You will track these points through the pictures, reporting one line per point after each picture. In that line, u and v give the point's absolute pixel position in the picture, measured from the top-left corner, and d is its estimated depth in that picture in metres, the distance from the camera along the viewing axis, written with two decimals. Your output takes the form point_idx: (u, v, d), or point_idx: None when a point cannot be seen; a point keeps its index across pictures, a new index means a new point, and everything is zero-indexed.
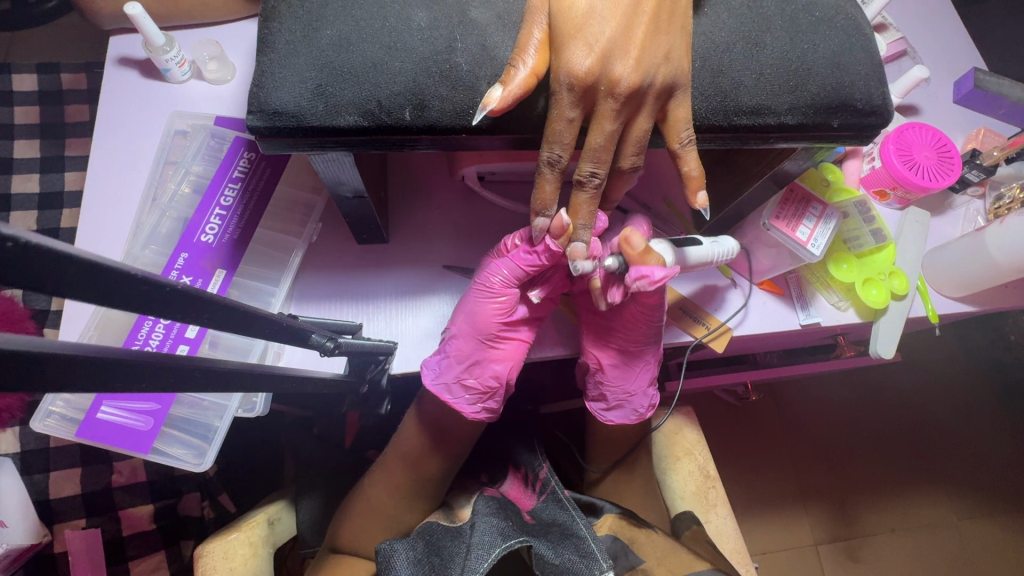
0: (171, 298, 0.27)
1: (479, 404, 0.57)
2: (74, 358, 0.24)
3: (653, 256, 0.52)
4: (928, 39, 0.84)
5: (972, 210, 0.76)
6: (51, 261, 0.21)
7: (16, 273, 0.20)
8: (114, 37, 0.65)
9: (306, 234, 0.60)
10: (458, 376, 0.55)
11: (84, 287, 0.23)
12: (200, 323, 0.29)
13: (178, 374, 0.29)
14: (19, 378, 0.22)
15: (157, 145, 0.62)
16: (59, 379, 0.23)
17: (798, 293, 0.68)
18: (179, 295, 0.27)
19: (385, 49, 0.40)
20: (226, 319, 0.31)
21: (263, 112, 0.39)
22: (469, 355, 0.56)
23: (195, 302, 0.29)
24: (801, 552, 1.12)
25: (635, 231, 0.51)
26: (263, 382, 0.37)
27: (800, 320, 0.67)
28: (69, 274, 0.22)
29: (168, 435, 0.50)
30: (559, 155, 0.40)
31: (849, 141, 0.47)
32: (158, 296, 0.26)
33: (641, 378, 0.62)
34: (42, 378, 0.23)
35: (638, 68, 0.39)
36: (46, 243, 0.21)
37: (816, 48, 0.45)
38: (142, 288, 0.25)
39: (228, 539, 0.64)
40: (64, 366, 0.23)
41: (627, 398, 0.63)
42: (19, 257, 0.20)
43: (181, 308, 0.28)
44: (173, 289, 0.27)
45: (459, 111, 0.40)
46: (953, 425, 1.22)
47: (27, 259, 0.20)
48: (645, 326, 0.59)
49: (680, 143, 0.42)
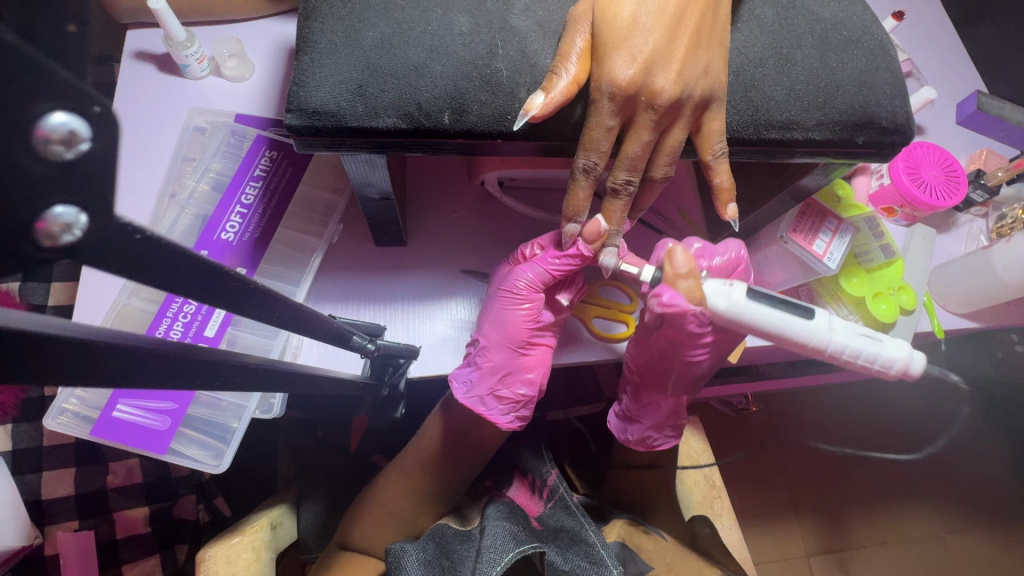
0: (252, 297, 0.26)
1: (512, 413, 0.56)
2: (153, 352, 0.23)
3: (685, 284, 0.50)
4: (935, 61, 0.86)
5: (974, 229, 0.78)
6: (165, 255, 0.21)
7: (137, 265, 0.20)
8: (132, 31, 0.65)
9: (328, 234, 0.59)
10: (492, 387, 0.55)
11: (191, 283, 0.23)
12: (271, 323, 0.29)
13: (238, 369, 0.29)
14: (105, 366, 0.22)
15: (174, 142, 0.62)
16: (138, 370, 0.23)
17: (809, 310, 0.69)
18: (259, 294, 0.27)
19: (427, 53, 0.40)
20: (290, 319, 0.31)
21: (302, 111, 0.38)
22: (501, 365, 0.55)
23: (269, 301, 0.28)
24: (793, 564, 1.13)
25: (680, 250, 0.50)
26: (298, 380, 0.37)
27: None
28: (178, 270, 0.22)
29: (185, 436, 0.49)
30: (595, 163, 0.40)
31: (872, 158, 0.48)
32: (243, 293, 0.26)
33: (652, 415, 0.63)
34: (125, 370, 0.22)
35: (678, 81, 0.39)
36: (166, 239, 0.20)
37: (844, 66, 0.46)
38: (233, 285, 0.25)
39: (232, 543, 0.62)
40: (146, 357, 0.23)
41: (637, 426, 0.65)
42: (144, 249, 0.20)
43: (260, 306, 0.28)
44: (258, 288, 0.27)
45: (498, 117, 0.40)
46: (943, 439, 1.24)
47: (149, 250, 0.20)
48: (664, 366, 0.59)
49: (713, 154, 0.42)
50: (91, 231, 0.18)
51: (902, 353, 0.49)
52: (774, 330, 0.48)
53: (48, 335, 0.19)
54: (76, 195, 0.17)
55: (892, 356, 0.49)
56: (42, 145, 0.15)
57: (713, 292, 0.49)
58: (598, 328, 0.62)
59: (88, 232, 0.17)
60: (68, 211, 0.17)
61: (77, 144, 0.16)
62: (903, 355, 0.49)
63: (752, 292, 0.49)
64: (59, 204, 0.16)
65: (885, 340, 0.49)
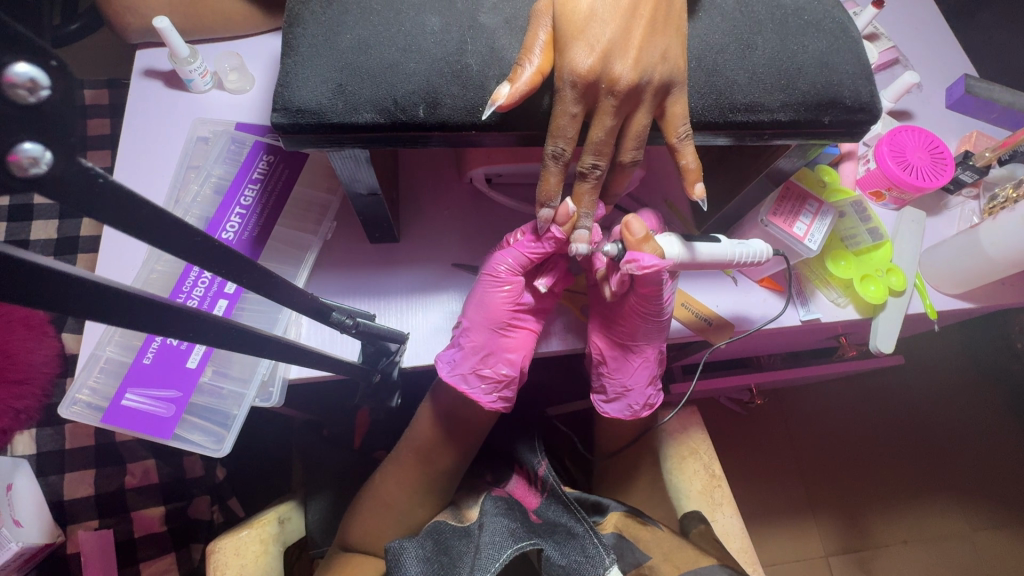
0: (216, 254, 0.31)
1: (495, 393, 0.58)
2: (134, 296, 0.27)
3: (651, 244, 0.52)
4: (921, 47, 0.87)
5: (967, 210, 0.77)
6: (128, 201, 0.25)
7: (102, 206, 0.24)
8: (141, 50, 0.69)
9: (322, 232, 0.62)
10: (474, 366, 0.57)
11: (157, 232, 0.27)
12: (238, 283, 0.34)
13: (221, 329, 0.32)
14: (102, 305, 0.26)
15: (179, 151, 0.66)
16: (127, 310, 0.27)
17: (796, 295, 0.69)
18: (223, 251, 0.32)
19: (401, 52, 0.43)
20: (260, 283, 0.36)
21: (287, 110, 0.41)
22: (483, 345, 0.57)
23: (235, 260, 0.33)
24: (813, 564, 1.11)
25: (636, 218, 0.52)
26: (291, 355, 0.40)
27: (802, 317, 0.68)
28: (145, 218, 0.26)
29: (189, 422, 0.52)
30: (563, 149, 0.43)
31: (840, 138, 0.49)
32: (206, 249, 0.31)
33: (642, 374, 0.62)
34: (117, 310, 0.26)
35: (636, 68, 0.41)
36: (127, 187, 0.25)
37: (805, 48, 0.47)
38: (198, 241, 0.30)
39: (240, 536, 0.65)
40: (130, 304, 0.27)
41: (634, 390, 0.62)
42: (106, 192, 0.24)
43: (226, 263, 0.32)
44: (222, 246, 0.31)
45: (470, 109, 0.42)
46: (960, 433, 1.21)
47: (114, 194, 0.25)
48: (645, 321, 0.59)
49: (678, 137, 0.44)
50: (56, 168, 0.22)
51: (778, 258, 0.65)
52: (707, 257, 0.56)
53: (53, 269, 0.23)
54: (47, 138, 0.21)
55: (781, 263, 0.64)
56: (10, 88, 0.19)
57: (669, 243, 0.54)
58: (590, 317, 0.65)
59: (55, 168, 0.22)
60: (35, 147, 0.21)
61: (38, 90, 0.20)
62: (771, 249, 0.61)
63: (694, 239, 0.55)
64: (27, 139, 0.21)
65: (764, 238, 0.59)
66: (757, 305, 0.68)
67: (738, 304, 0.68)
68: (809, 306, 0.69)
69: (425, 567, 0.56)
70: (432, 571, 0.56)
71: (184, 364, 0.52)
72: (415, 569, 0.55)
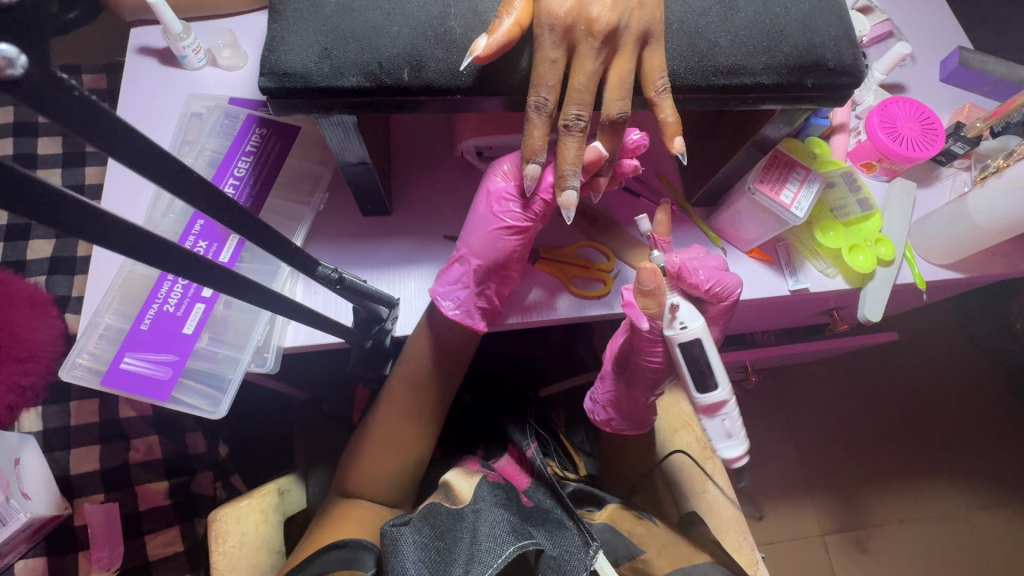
0: (192, 184, 0.33)
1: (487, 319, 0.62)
2: (135, 226, 0.28)
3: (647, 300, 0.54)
4: (915, 20, 0.87)
5: (958, 181, 0.77)
6: (107, 122, 0.27)
7: (79, 123, 0.26)
8: (136, 28, 0.70)
9: (315, 203, 0.63)
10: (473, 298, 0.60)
11: (134, 153, 0.29)
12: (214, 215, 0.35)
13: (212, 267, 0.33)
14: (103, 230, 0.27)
15: (174, 126, 0.67)
16: (128, 237, 0.28)
17: (728, 425, 0.54)
18: (198, 182, 0.33)
19: (385, 14, 0.43)
20: (238, 221, 0.37)
21: (274, 73, 0.42)
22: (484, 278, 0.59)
23: (210, 196, 0.34)
24: (808, 542, 1.13)
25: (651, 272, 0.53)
26: (281, 306, 0.41)
27: (716, 446, 0.55)
28: (120, 139, 0.28)
29: (186, 386, 0.53)
30: (546, 98, 0.43)
31: (823, 101, 0.50)
32: (181, 178, 0.32)
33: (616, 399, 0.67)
34: (116, 236, 0.27)
35: (614, 9, 0.42)
36: (104, 105, 0.27)
37: (787, 11, 0.48)
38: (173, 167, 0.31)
39: (241, 505, 0.67)
40: (127, 233, 0.28)
41: (601, 406, 0.70)
42: (83, 108, 0.26)
43: (202, 197, 0.34)
44: (197, 178, 0.33)
45: (453, 72, 0.43)
46: (956, 412, 1.22)
47: (90, 113, 0.26)
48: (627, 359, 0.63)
49: (656, 91, 0.45)
50: (35, 75, 0.24)
51: (725, 391, 0.54)
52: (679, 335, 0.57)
53: (53, 188, 0.24)
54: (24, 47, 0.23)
55: (704, 389, 0.54)
56: None
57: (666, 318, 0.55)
58: (578, 288, 0.65)
59: (35, 76, 0.24)
60: (10, 50, 0.23)
61: None
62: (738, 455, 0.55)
63: (693, 342, 0.54)
64: (3, 42, 0.23)
65: (734, 439, 0.55)
66: (748, 276, 0.69)
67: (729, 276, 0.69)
68: (734, 436, 0.55)
69: (420, 555, 0.55)
70: (428, 560, 0.55)
71: (181, 329, 0.54)
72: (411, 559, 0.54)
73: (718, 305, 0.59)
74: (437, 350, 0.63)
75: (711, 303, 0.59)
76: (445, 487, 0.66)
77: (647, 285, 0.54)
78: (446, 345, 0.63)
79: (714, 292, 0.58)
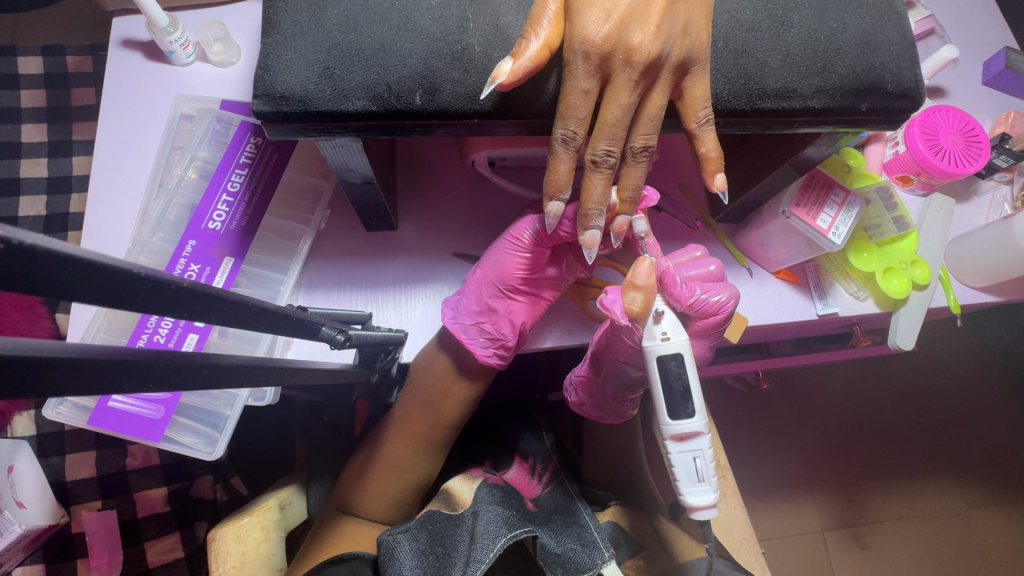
0: (175, 296, 0.25)
1: (492, 348, 0.57)
2: (88, 360, 0.22)
3: (630, 296, 0.48)
4: (959, 17, 0.80)
5: (998, 197, 0.73)
6: (50, 264, 0.20)
7: (9, 273, 0.19)
8: (118, 18, 0.63)
9: (315, 221, 0.59)
10: (474, 318, 0.57)
11: (95, 288, 0.22)
12: (206, 320, 0.28)
13: (192, 375, 0.28)
14: (47, 381, 0.21)
15: (162, 130, 0.62)
16: (79, 380, 0.22)
17: (700, 464, 0.47)
18: (181, 291, 0.26)
19: (394, 30, 0.39)
20: (232, 315, 0.30)
21: (270, 96, 0.38)
22: (488, 301, 0.57)
23: (202, 300, 0.27)
24: (806, 538, 1.10)
25: (645, 264, 0.48)
26: (273, 376, 0.35)
27: (680, 488, 0.47)
28: (67, 279, 0.21)
29: (180, 424, 0.51)
30: (574, 133, 0.39)
31: (876, 126, 0.45)
32: (159, 293, 0.25)
33: (595, 394, 0.64)
34: (67, 381, 0.22)
35: (656, 37, 0.37)
36: (42, 244, 0.19)
37: (845, 26, 0.43)
38: (145, 286, 0.24)
39: (241, 522, 0.60)
40: (73, 371, 0.22)
41: (572, 387, 0.67)
42: (7, 259, 0.19)
43: (190, 304, 0.27)
44: (183, 286, 0.26)
45: (470, 95, 0.38)
46: (969, 418, 1.18)
47: (15, 261, 0.19)
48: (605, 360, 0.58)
49: (697, 121, 0.41)
50: None
51: (701, 421, 0.46)
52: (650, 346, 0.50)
53: None
54: None
55: (674, 416, 0.46)
56: None
57: (649, 326, 0.48)
58: (594, 312, 0.61)
59: None
60: None
61: None
62: (701, 511, 0.47)
63: (670, 357, 0.47)
64: None
65: (702, 483, 0.47)
66: (774, 298, 0.65)
67: (754, 295, 0.65)
68: (705, 479, 0.47)
69: (418, 560, 0.51)
70: (426, 569, 0.51)
71: None
72: (410, 565, 0.50)
73: (707, 320, 0.55)
74: (445, 373, 0.60)
75: (697, 319, 0.55)
76: (444, 494, 0.60)
77: (639, 280, 0.48)
78: (455, 369, 0.60)
79: (701, 305, 0.54)
